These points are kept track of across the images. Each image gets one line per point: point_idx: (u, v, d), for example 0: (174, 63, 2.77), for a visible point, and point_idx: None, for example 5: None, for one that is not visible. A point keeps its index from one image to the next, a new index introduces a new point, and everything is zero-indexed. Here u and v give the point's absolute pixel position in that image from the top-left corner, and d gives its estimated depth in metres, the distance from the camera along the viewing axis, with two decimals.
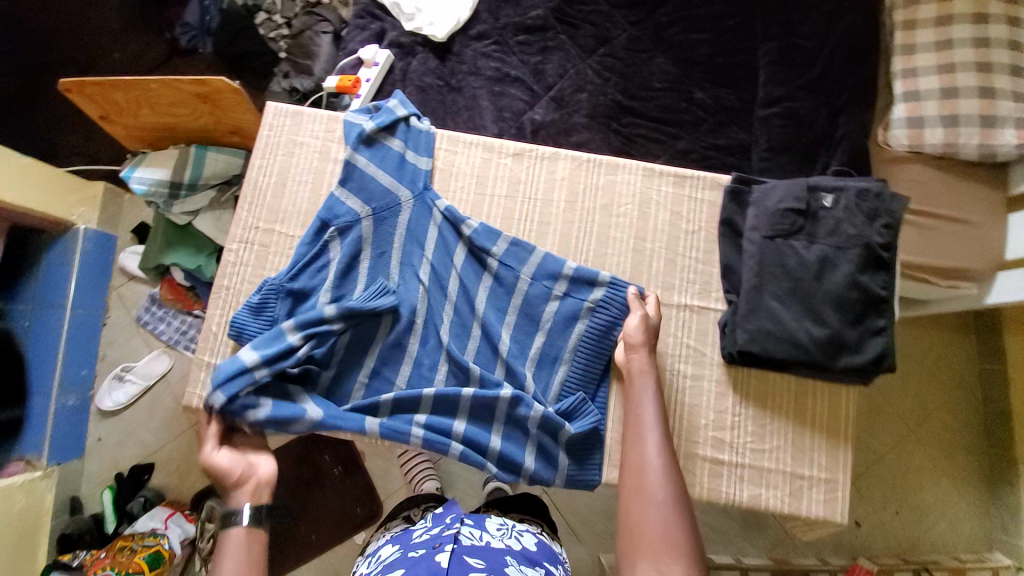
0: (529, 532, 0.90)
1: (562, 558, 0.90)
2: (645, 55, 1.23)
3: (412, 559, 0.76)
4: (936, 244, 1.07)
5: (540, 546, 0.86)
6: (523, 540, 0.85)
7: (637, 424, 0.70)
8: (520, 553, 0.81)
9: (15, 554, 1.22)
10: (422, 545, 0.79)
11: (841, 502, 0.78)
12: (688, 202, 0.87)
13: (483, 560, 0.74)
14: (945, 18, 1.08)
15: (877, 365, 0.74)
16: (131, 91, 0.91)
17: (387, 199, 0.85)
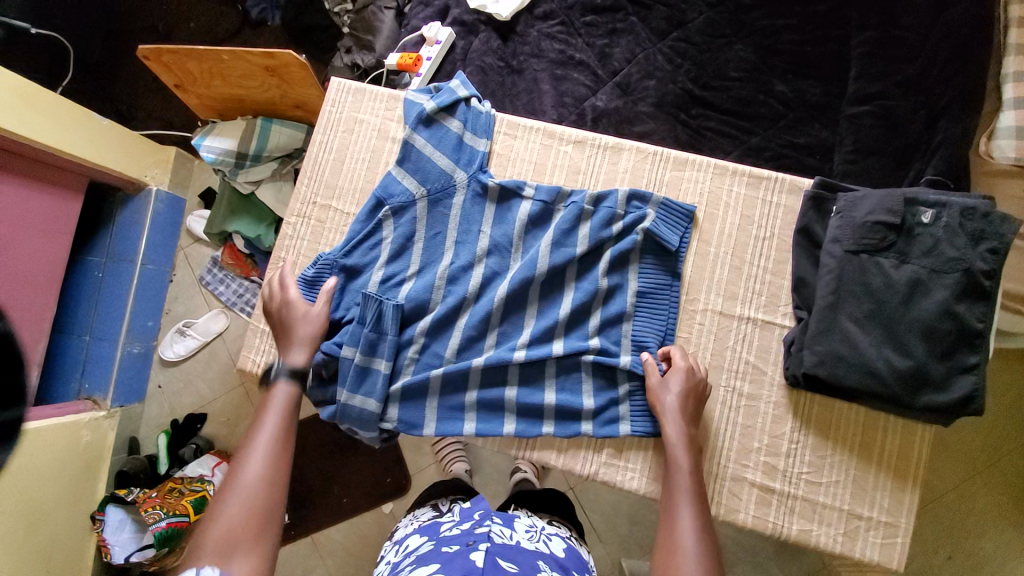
0: (557, 535, 0.88)
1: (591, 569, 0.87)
2: (722, 41, 1.13)
3: (446, 554, 0.73)
4: None
5: (568, 555, 0.82)
6: (551, 544, 0.83)
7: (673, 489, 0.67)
8: (552, 557, 0.79)
9: (78, 483, 1.33)
10: (455, 540, 0.77)
11: (901, 549, 0.71)
12: (762, 205, 0.80)
13: (516, 564, 0.72)
14: None
15: (966, 407, 0.65)
16: (205, 61, 0.93)
17: (442, 181, 0.83)
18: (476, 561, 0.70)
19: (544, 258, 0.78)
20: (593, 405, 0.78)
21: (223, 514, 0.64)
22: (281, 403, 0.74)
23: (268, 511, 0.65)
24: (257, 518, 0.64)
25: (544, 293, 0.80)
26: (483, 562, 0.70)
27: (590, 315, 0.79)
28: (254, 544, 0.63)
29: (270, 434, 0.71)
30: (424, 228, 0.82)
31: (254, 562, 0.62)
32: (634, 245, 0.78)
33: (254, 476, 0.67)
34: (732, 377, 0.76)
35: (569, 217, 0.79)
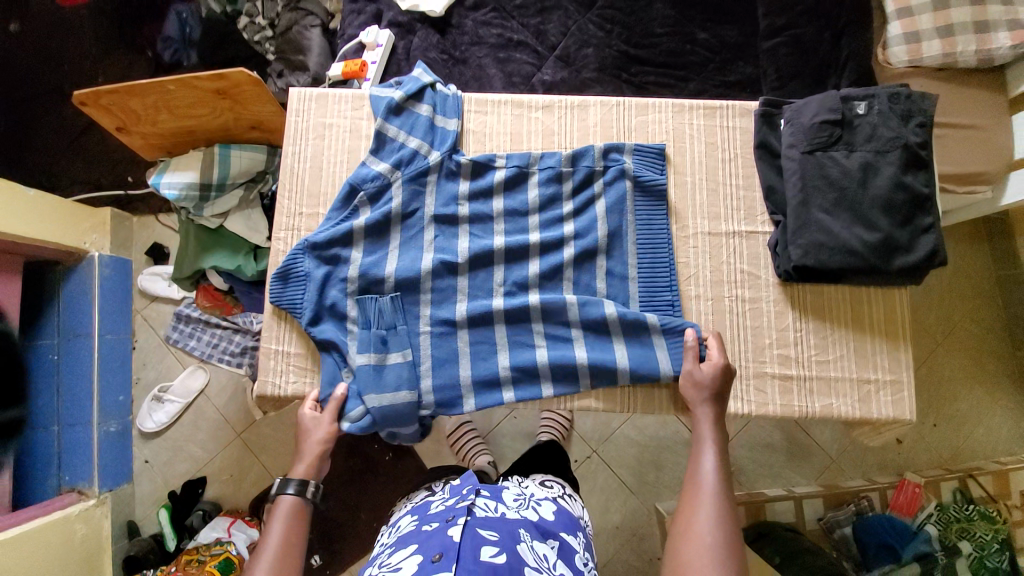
0: (547, 498, 0.89)
1: (584, 524, 0.91)
2: (642, 3, 1.22)
3: (426, 533, 0.76)
4: (947, 150, 1.18)
5: (557, 515, 0.84)
6: (540, 509, 0.84)
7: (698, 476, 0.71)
8: (534, 525, 0.80)
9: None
10: (437, 516, 0.79)
11: (908, 400, 0.81)
12: (722, 131, 0.88)
13: (497, 532, 0.74)
14: None
15: (931, 261, 0.76)
16: (148, 98, 0.90)
17: (415, 162, 0.84)
18: (453, 536, 0.72)
19: (530, 222, 0.84)
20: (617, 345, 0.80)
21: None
22: (286, 513, 0.74)
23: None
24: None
25: (543, 249, 0.83)
26: (458, 536, 0.72)
27: (596, 260, 0.83)
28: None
29: (280, 532, 0.72)
30: (401, 213, 0.84)
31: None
32: (624, 192, 0.84)
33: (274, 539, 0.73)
34: (734, 286, 0.83)
35: (546, 178, 0.85)
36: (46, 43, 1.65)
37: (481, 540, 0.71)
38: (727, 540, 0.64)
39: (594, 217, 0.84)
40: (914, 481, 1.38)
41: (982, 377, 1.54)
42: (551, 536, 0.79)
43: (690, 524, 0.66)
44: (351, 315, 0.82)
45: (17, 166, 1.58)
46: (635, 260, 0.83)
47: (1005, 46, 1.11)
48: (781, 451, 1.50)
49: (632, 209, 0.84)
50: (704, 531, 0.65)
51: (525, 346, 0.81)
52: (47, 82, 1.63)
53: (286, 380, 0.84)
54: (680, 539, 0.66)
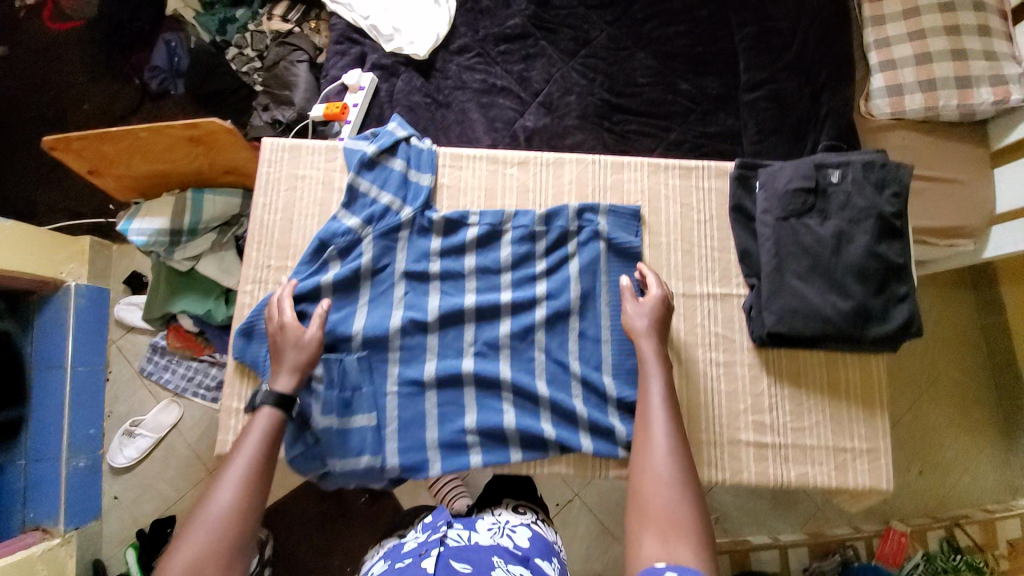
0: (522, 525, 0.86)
1: (558, 549, 0.87)
2: (625, 53, 1.24)
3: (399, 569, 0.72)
4: (924, 203, 1.18)
5: (531, 540, 0.82)
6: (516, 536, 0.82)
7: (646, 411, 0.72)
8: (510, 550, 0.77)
9: None
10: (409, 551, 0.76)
11: (885, 470, 0.79)
12: (697, 192, 0.88)
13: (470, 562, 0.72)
14: (910, 9, 1.18)
15: (906, 331, 0.75)
16: (121, 143, 0.88)
17: (387, 217, 0.83)
18: (428, 569, 0.70)
19: (503, 280, 0.83)
20: (586, 411, 0.78)
21: (194, 535, 0.59)
22: (263, 431, 0.68)
23: (241, 543, 0.60)
24: (229, 546, 0.59)
25: (515, 308, 0.82)
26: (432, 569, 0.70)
27: (568, 322, 0.82)
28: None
29: (253, 456, 0.66)
30: (370, 269, 0.82)
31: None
32: (598, 253, 0.83)
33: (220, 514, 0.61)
34: (708, 350, 0.82)
35: (519, 236, 0.84)
36: (33, 70, 1.64)
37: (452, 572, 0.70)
38: (685, 479, 0.65)
39: (566, 277, 0.83)
40: (900, 531, 1.37)
41: (968, 424, 1.51)
42: (527, 561, 0.75)
43: (647, 473, 0.66)
44: (314, 374, 0.79)
45: None
46: (608, 322, 0.82)
47: (988, 101, 1.13)
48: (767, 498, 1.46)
49: (605, 271, 0.83)
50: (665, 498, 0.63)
51: (494, 409, 0.79)
52: (32, 109, 1.62)
53: None
54: (636, 489, 0.66)
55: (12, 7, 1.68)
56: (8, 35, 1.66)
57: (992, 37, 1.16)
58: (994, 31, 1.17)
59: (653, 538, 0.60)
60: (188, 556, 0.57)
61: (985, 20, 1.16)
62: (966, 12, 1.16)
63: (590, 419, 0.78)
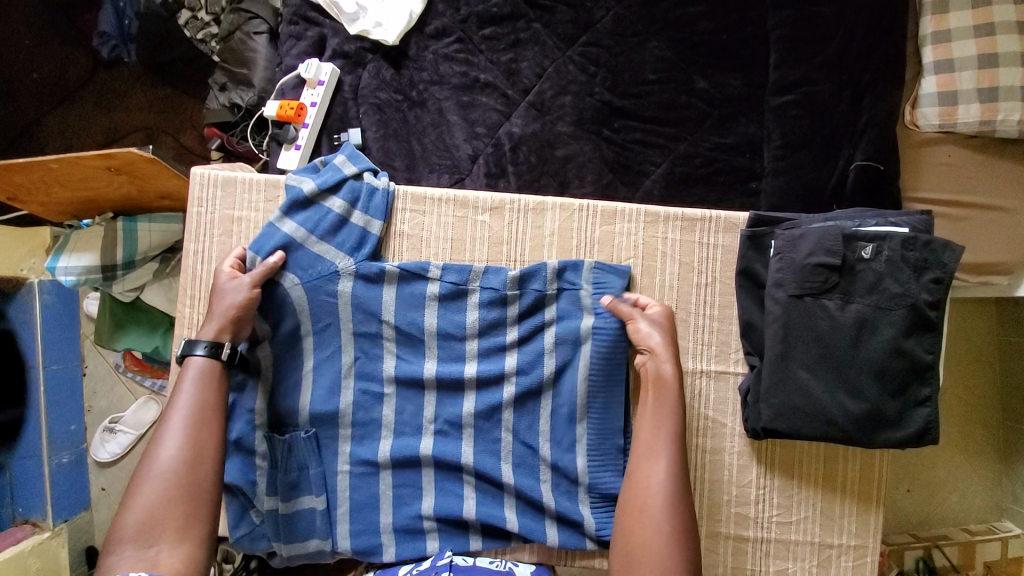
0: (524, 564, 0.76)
1: None
2: (635, 40, 1.04)
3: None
4: (968, 236, 1.01)
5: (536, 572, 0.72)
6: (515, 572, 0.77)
7: (649, 437, 0.66)
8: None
9: None
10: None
11: (869, 568, 0.73)
12: (700, 249, 0.75)
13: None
14: None
15: (921, 440, 0.65)
16: (29, 172, 0.76)
17: (332, 276, 0.73)
18: None
19: (471, 351, 0.74)
20: (554, 499, 0.72)
21: (143, 494, 0.59)
22: (197, 380, 0.66)
23: (193, 494, 0.61)
24: (181, 499, 0.60)
25: (482, 383, 0.73)
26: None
27: (541, 400, 0.73)
28: (183, 532, 0.59)
29: (192, 404, 0.65)
30: (314, 332, 0.74)
31: (182, 549, 0.58)
32: (580, 321, 0.73)
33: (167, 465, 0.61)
34: (694, 435, 0.73)
35: (488, 300, 0.73)
36: None
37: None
38: (679, 528, 0.61)
39: (540, 349, 0.73)
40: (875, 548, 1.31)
41: (965, 446, 1.42)
42: None
43: (640, 521, 0.62)
44: (259, 450, 0.72)
45: None
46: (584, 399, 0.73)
47: None
48: None
49: (585, 343, 0.73)
50: (656, 542, 0.61)
51: (455, 491, 0.73)
52: None
53: None
54: (628, 538, 0.63)
55: None
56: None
57: None
58: None
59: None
60: (137, 513, 0.58)
61: None
62: None
63: (556, 508, 0.72)
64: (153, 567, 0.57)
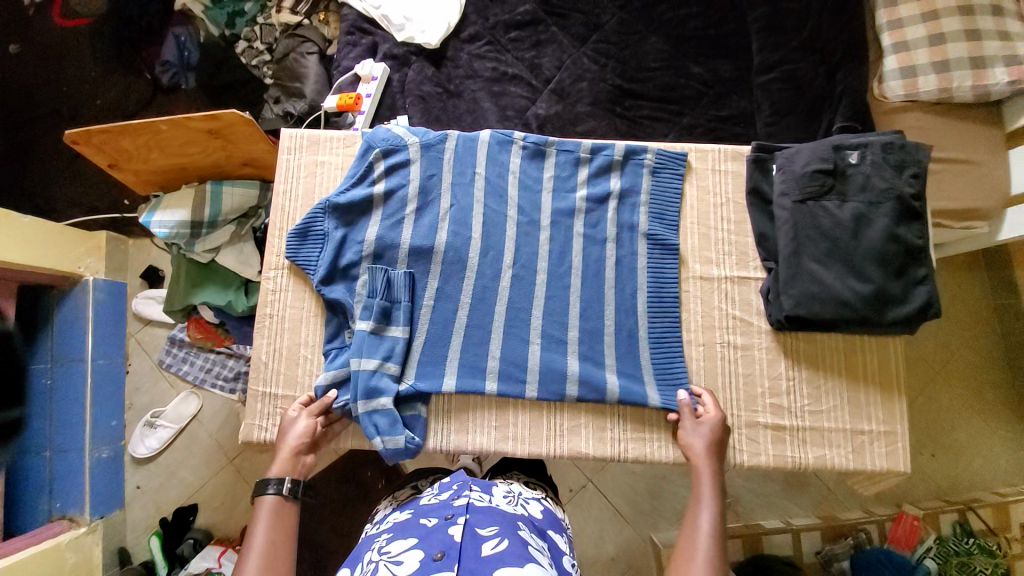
0: (536, 498, 0.86)
1: (567, 524, 0.88)
2: (637, 37, 1.23)
3: (426, 528, 0.71)
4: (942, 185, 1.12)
5: (544, 512, 0.82)
6: (529, 507, 0.82)
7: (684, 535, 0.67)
8: (528, 520, 0.78)
9: None
10: (434, 512, 0.76)
11: (902, 452, 0.80)
12: (714, 175, 0.88)
13: (495, 527, 0.70)
14: None
15: (924, 313, 0.76)
16: (139, 137, 0.90)
17: (402, 201, 0.86)
18: (454, 536, 0.68)
19: (537, 264, 0.85)
20: (613, 389, 0.80)
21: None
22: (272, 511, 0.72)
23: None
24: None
25: (548, 290, 0.84)
26: (460, 535, 0.68)
27: (597, 305, 0.84)
28: None
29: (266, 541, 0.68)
30: (376, 244, 0.84)
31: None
32: (636, 221, 0.86)
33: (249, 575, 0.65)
34: (727, 333, 0.83)
35: (563, 210, 0.86)
36: (40, 65, 1.60)
37: (480, 537, 0.68)
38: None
39: (597, 261, 0.85)
40: (912, 513, 1.29)
41: (979, 406, 1.41)
42: (545, 534, 0.76)
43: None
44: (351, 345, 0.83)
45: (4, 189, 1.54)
46: (640, 300, 0.84)
47: (1004, 81, 1.06)
48: (777, 481, 1.38)
49: (644, 245, 0.85)
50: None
51: (517, 394, 0.81)
52: (38, 105, 1.59)
53: (273, 423, 0.83)
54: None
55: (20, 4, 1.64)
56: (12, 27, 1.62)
57: (1006, 17, 1.09)
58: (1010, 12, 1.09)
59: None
60: None
61: None
62: None
63: (615, 394, 0.80)
64: None
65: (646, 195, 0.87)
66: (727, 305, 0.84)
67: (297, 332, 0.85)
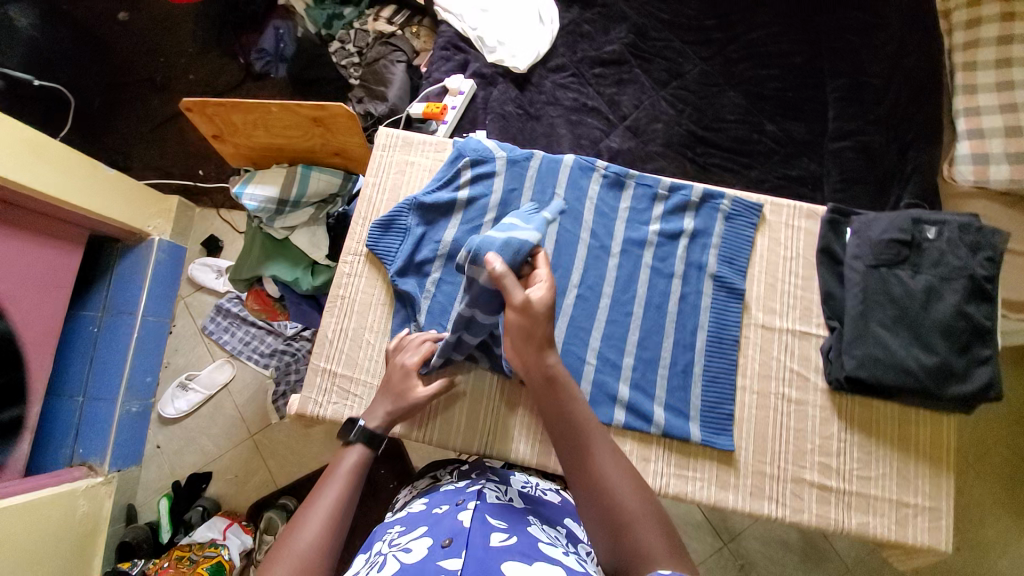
0: (553, 490, 0.84)
1: None
2: (716, 89, 1.28)
3: (436, 516, 0.68)
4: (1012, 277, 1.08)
5: (561, 502, 0.80)
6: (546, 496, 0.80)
7: (580, 427, 0.66)
8: (541, 512, 0.74)
9: (70, 560, 1.24)
10: (447, 501, 0.73)
11: (946, 530, 0.78)
12: (786, 229, 0.90)
13: (506, 521, 0.66)
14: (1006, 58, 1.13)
15: (986, 394, 0.75)
16: (250, 113, 0.98)
17: (481, 209, 0.90)
18: (463, 521, 0.64)
19: (604, 286, 0.88)
20: (664, 420, 0.81)
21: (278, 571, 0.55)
22: (350, 467, 0.68)
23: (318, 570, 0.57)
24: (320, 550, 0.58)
25: (612, 313, 0.87)
26: (468, 521, 0.64)
27: (659, 335, 0.85)
28: None
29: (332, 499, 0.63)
30: (452, 245, 0.88)
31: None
32: (705, 261, 0.88)
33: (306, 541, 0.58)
34: (781, 385, 0.83)
35: (635, 239, 0.89)
36: (150, 37, 1.73)
37: (490, 526, 0.63)
38: (642, 490, 0.61)
39: (662, 294, 0.87)
40: None
41: (1013, 507, 1.34)
42: (560, 523, 0.72)
43: (627, 520, 0.58)
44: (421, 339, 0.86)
45: (94, 142, 1.63)
46: (701, 339, 0.85)
47: None
48: (795, 551, 1.31)
49: (710, 285, 0.87)
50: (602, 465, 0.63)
51: None
52: (139, 72, 1.70)
53: (328, 400, 0.86)
54: (623, 535, 0.57)
55: None
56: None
57: None
58: None
59: (669, 564, 0.54)
60: None
61: None
62: None
63: (665, 425, 0.81)
64: None
65: (718, 238, 0.89)
66: (787, 358, 0.85)
67: (365, 316, 0.89)
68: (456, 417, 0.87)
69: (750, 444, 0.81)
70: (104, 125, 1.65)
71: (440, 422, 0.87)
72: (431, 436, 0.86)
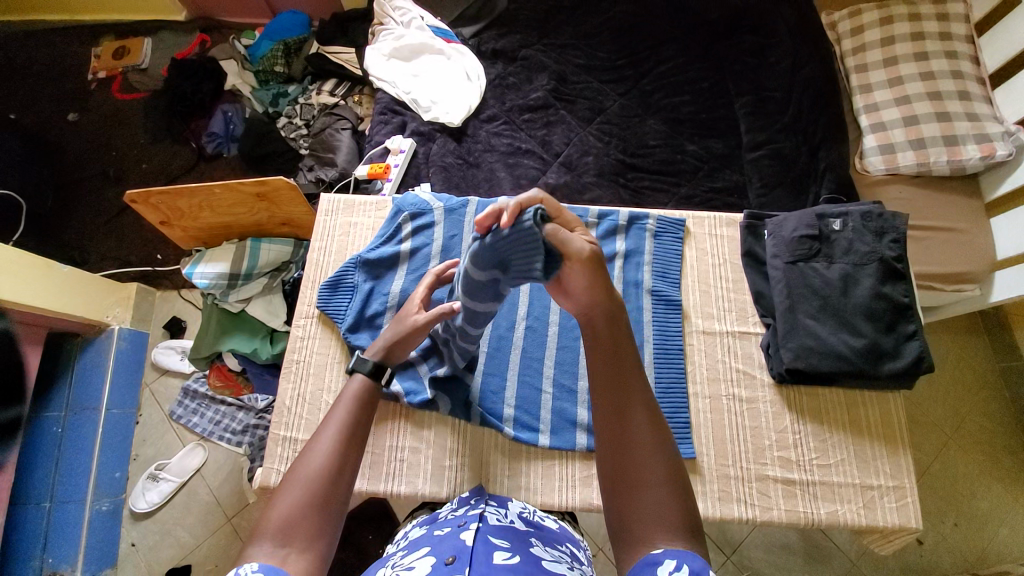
0: (551, 516, 0.79)
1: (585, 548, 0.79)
2: (637, 119, 1.39)
3: (438, 537, 0.65)
4: (940, 252, 1.13)
5: (560, 526, 0.75)
6: (544, 519, 0.75)
7: (616, 390, 0.58)
8: (543, 535, 0.70)
9: None
10: (449, 522, 0.69)
11: (913, 507, 0.80)
12: (710, 239, 0.97)
13: (509, 540, 0.63)
14: (891, 59, 1.25)
15: (918, 367, 0.80)
16: (195, 197, 1.02)
17: (424, 258, 0.95)
18: (466, 541, 0.61)
19: (550, 315, 0.92)
20: None
21: (287, 496, 0.55)
22: (354, 396, 0.65)
23: (329, 491, 0.56)
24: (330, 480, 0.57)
25: (561, 340, 0.91)
26: (472, 540, 0.61)
27: None
28: (314, 537, 0.53)
29: (340, 425, 0.61)
30: (400, 296, 0.92)
31: (308, 559, 0.52)
32: (640, 277, 0.93)
33: (316, 468, 0.57)
34: (731, 385, 0.87)
35: None
36: (100, 133, 1.79)
37: (493, 546, 0.60)
38: (667, 459, 0.55)
39: None
40: None
41: (997, 473, 1.34)
42: (562, 544, 0.69)
43: (638, 491, 0.53)
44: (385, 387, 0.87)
45: (46, 239, 1.62)
46: (649, 353, 0.88)
47: (976, 157, 1.13)
48: (798, 552, 1.27)
49: (649, 300, 0.92)
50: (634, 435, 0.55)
51: (531, 442, 0.84)
52: (91, 168, 1.74)
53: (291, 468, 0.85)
54: (629, 508, 0.53)
55: (88, 81, 1.86)
56: (79, 102, 1.83)
57: (971, 102, 1.18)
58: (972, 96, 1.19)
59: (670, 542, 0.51)
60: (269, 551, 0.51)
61: (980, 81, 1.21)
62: (938, 59, 1.22)
63: None
64: (289, 541, 0.52)
65: (649, 255, 0.95)
66: (731, 360, 0.89)
67: (321, 377, 0.90)
68: (423, 463, 0.85)
69: (711, 448, 0.83)
70: (56, 222, 1.66)
71: (407, 472, 0.85)
72: (401, 486, 0.84)
